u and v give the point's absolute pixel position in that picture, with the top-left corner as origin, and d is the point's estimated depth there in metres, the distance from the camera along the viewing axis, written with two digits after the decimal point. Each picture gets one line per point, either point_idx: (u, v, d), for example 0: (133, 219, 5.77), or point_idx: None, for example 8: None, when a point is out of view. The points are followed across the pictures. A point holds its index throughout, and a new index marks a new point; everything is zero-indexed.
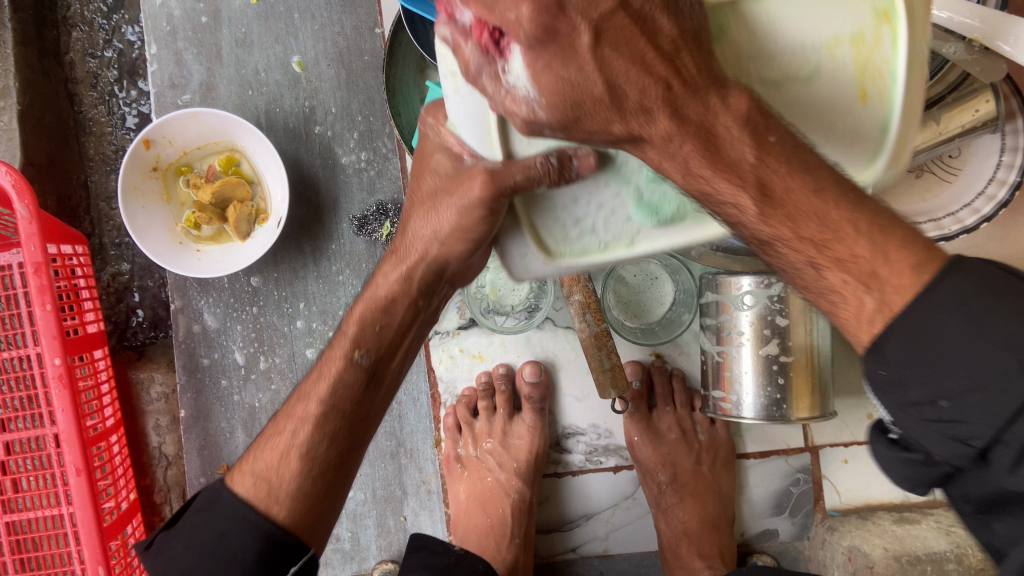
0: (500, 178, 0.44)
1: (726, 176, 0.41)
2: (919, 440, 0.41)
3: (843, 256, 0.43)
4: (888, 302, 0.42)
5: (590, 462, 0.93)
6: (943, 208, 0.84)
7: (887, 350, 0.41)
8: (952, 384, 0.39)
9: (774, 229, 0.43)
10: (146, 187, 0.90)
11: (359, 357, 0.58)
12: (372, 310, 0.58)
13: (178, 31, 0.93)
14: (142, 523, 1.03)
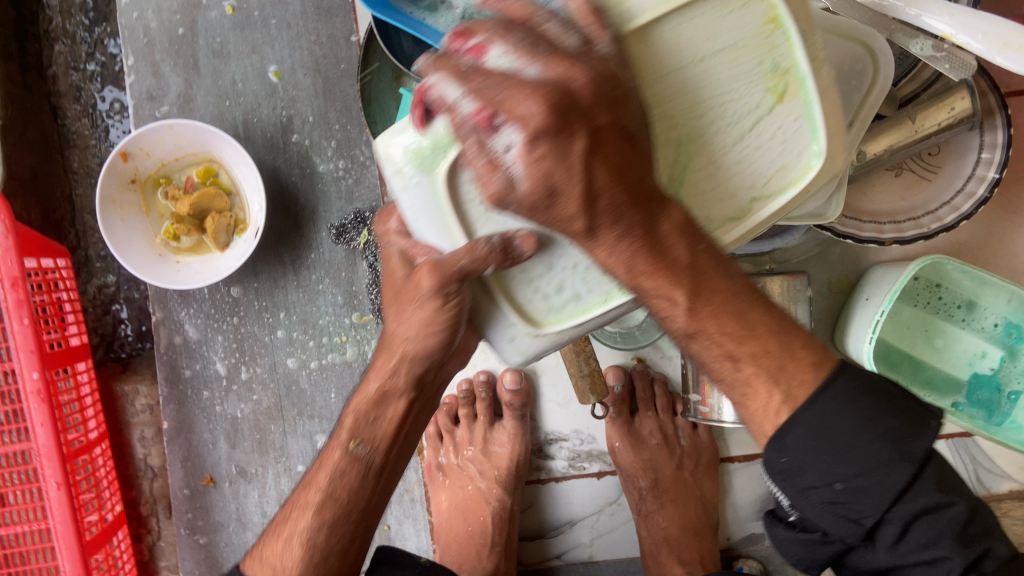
0: (445, 269, 0.46)
1: (663, 274, 0.44)
2: (818, 521, 0.47)
3: (758, 352, 0.47)
4: (794, 393, 0.46)
5: (573, 468, 0.93)
6: (925, 206, 0.83)
7: (787, 439, 0.46)
8: (845, 470, 0.45)
9: (699, 321, 0.46)
10: (124, 199, 0.90)
11: (355, 448, 0.63)
12: (364, 405, 0.62)
13: (155, 43, 0.93)
14: (129, 535, 1.03)
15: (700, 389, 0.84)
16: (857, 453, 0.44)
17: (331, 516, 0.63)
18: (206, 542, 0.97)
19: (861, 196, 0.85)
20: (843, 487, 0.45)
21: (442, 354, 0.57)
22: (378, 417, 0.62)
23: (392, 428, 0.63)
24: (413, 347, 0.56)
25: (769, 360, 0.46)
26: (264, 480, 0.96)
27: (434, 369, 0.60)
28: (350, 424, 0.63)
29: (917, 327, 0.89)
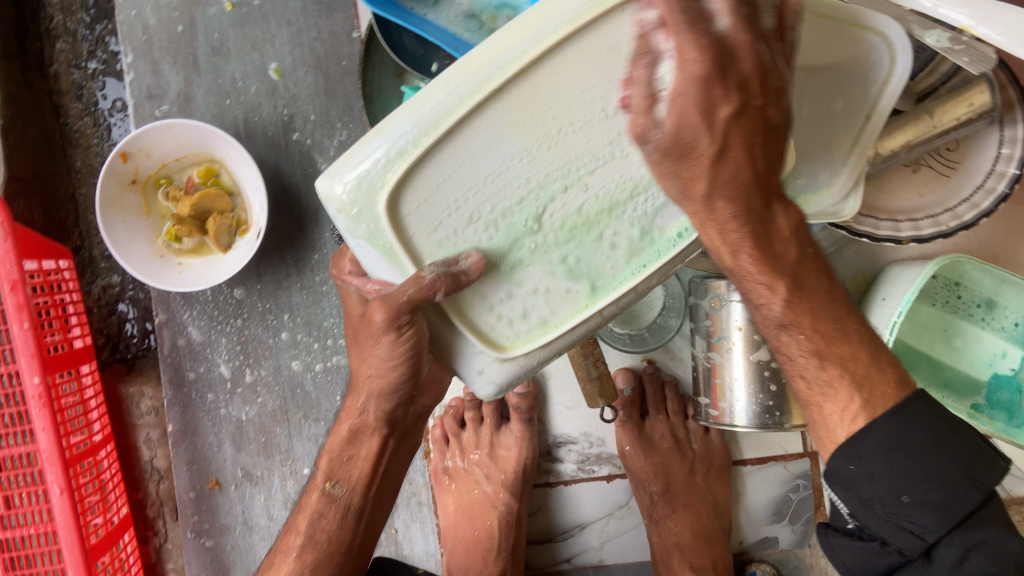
0: (393, 301, 0.51)
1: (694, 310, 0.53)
2: (875, 530, 0.51)
3: (848, 356, 0.53)
4: (874, 400, 0.52)
5: (582, 471, 0.92)
6: (942, 203, 0.80)
7: (862, 447, 0.51)
8: (917, 484, 0.49)
9: (802, 314, 0.53)
10: (124, 200, 0.88)
11: (331, 487, 0.66)
12: (339, 443, 0.65)
13: (154, 41, 0.91)
14: (135, 537, 1.03)
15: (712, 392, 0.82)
16: (919, 476, 0.49)
17: (313, 556, 0.65)
18: (212, 545, 0.96)
19: (876, 193, 0.84)
20: (910, 500, 0.49)
21: (407, 391, 0.61)
22: (351, 458, 0.65)
23: (368, 464, 0.66)
24: (377, 384, 0.60)
25: (854, 367, 0.53)
26: (270, 483, 0.95)
27: (403, 406, 0.64)
28: (326, 466, 0.66)
29: (935, 326, 0.88)
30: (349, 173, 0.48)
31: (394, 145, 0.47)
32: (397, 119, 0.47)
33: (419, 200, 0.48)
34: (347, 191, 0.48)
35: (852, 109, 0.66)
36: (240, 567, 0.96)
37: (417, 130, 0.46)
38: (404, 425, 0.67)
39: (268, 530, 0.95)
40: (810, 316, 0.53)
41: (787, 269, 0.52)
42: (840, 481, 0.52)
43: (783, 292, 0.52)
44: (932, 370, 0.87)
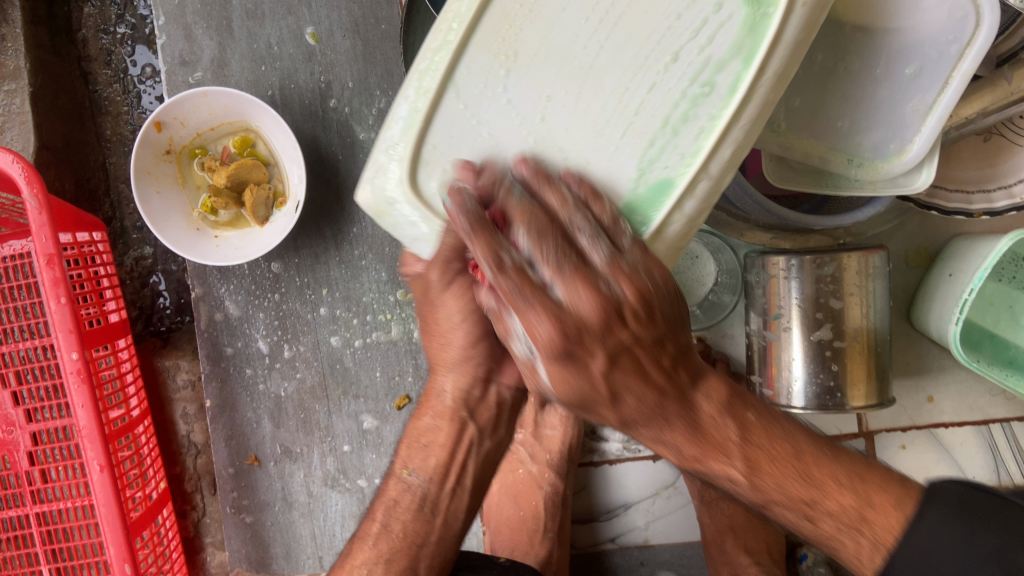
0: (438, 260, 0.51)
1: (716, 455, 0.53)
2: None
3: (833, 508, 0.52)
4: (880, 542, 0.50)
5: (628, 450, 0.89)
6: (1015, 174, 0.76)
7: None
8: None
9: (764, 487, 0.53)
10: (160, 171, 0.85)
11: (406, 474, 0.66)
12: (418, 434, 0.65)
13: (187, 4, 0.88)
14: (174, 511, 1.02)
15: (767, 370, 0.79)
16: (973, 560, 0.46)
17: (388, 545, 0.64)
18: (251, 521, 0.95)
19: (944, 162, 0.79)
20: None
21: (484, 363, 0.60)
22: (429, 443, 0.64)
23: (445, 451, 0.64)
24: (454, 352, 0.60)
25: (850, 513, 0.51)
26: (310, 460, 0.93)
27: (481, 387, 0.62)
28: (404, 454, 0.66)
29: (1001, 302, 0.84)
30: (384, 175, 0.50)
31: (403, 122, 0.49)
32: (398, 110, 0.49)
33: (443, 162, 0.48)
34: (378, 186, 0.50)
35: (939, 66, 0.60)
36: (281, 543, 0.95)
37: (415, 95, 0.48)
38: (486, 412, 0.64)
39: (308, 507, 0.94)
40: (775, 479, 0.53)
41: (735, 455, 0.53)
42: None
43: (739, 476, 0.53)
44: (996, 348, 0.84)
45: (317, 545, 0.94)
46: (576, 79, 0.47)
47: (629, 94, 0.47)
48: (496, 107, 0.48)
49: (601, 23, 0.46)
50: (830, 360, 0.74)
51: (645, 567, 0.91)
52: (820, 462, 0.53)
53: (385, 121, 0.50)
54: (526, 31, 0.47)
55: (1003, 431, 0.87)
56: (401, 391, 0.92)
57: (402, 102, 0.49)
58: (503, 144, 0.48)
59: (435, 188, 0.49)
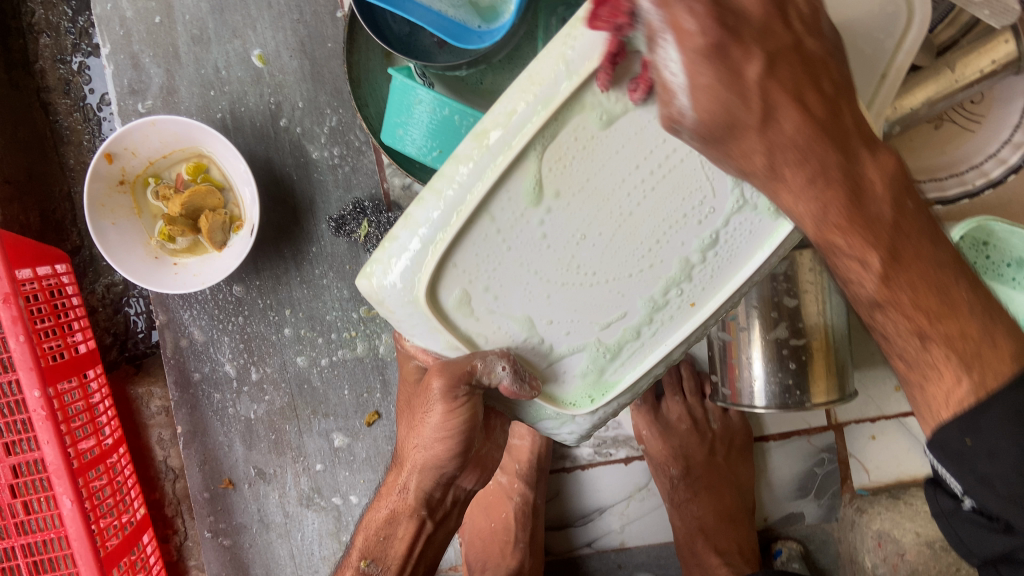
0: (451, 371, 0.56)
1: (860, 234, 0.45)
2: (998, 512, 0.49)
3: (953, 333, 0.48)
4: (985, 384, 0.48)
5: (600, 454, 0.89)
6: (966, 161, 0.77)
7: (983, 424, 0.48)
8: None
9: (895, 290, 0.47)
10: (114, 202, 0.85)
11: (365, 564, 0.69)
12: (376, 523, 0.68)
13: (132, 33, 0.88)
14: (155, 537, 1.02)
15: (728, 372, 0.79)
16: None
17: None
18: (230, 544, 0.96)
19: (896, 152, 0.78)
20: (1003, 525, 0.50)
21: (450, 468, 0.63)
22: (387, 536, 0.67)
23: (404, 543, 0.67)
24: (422, 457, 0.62)
25: (962, 346, 0.48)
26: (284, 480, 0.94)
27: (442, 484, 0.65)
28: (362, 545, 0.69)
29: None
30: (390, 277, 0.53)
31: (424, 235, 0.51)
32: (427, 214, 0.51)
33: (461, 280, 0.53)
34: (387, 289, 0.54)
35: (870, 64, 0.59)
36: (260, 564, 0.95)
37: (446, 210, 0.51)
38: (443, 509, 0.68)
39: (285, 527, 0.94)
40: (908, 292, 0.47)
41: (882, 239, 0.45)
42: (952, 454, 0.50)
43: (874, 268, 0.46)
44: None
45: (296, 565, 0.95)
46: (612, 223, 0.53)
47: (657, 247, 0.54)
48: (528, 238, 0.52)
49: (643, 180, 0.51)
50: (788, 359, 0.74)
51: (622, 569, 0.91)
52: (956, 276, 0.48)
53: (405, 224, 0.52)
54: (573, 167, 0.50)
55: None
56: (370, 408, 0.92)
57: (427, 207, 0.51)
58: (530, 265, 0.54)
59: (452, 303, 0.54)
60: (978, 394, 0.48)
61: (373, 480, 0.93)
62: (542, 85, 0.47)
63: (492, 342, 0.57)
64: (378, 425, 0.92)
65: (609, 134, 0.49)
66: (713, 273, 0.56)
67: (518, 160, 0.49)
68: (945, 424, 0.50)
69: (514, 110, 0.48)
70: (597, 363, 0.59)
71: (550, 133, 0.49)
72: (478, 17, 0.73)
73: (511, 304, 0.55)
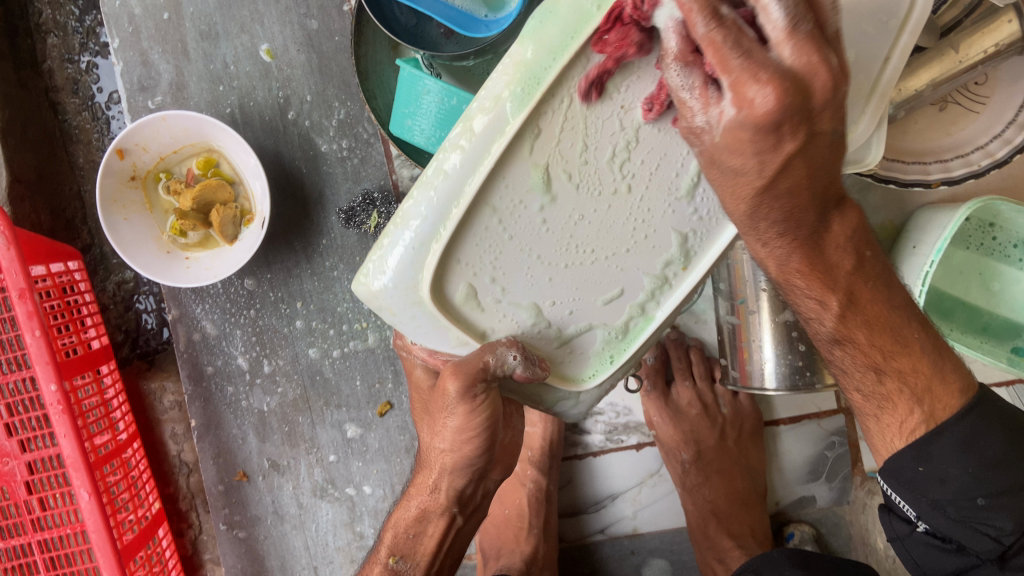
0: (468, 372, 0.55)
1: (819, 277, 0.53)
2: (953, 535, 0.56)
3: (905, 370, 0.57)
4: (934, 416, 0.56)
5: (611, 441, 0.90)
6: (971, 142, 0.77)
7: (933, 450, 0.55)
8: (991, 488, 0.54)
9: (850, 327, 0.56)
10: (126, 198, 0.86)
11: (395, 563, 0.68)
12: (406, 521, 0.68)
13: (141, 30, 0.88)
14: (170, 531, 1.03)
15: (738, 355, 0.79)
16: (1002, 471, 0.53)
17: None
18: (245, 536, 0.96)
19: (901, 133, 0.79)
20: (986, 503, 0.54)
21: (480, 464, 0.64)
22: (417, 534, 0.68)
23: (436, 539, 0.68)
24: (451, 459, 0.63)
25: (915, 380, 0.56)
26: (298, 472, 0.94)
27: (472, 483, 0.66)
28: (391, 542, 0.69)
29: (970, 270, 0.83)
30: (392, 279, 0.51)
31: (421, 233, 0.49)
32: (422, 209, 0.48)
33: (466, 273, 0.52)
34: (385, 292, 0.52)
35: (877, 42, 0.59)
36: (276, 556, 0.96)
37: (443, 204, 0.48)
38: (474, 503, 0.68)
39: (299, 519, 0.95)
40: (863, 330, 0.56)
41: (839, 284, 0.54)
42: (905, 481, 0.57)
43: (834, 307, 0.55)
44: (970, 315, 0.83)
45: (311, 555, 0.96)
46: (605, 200, 0.51)
47: (652, 217, 0.52)
48: (528, 222, 0.51)
49: (630, 152, 0.49)
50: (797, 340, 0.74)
51: (636, 555, 0.91)
52: (909, 319, 0.57)
53: (399, 224, 0.49)
54: (566, 146, 0.48)
55: None
56: (382, 398, 0.93)
57: (420, 203, 0.49)
58: (528, 246, 0.52)
59: (456, 295, 0.53)
60: (928, 424, 0.56)
61: (386, 471, 0.93)
62: (527, 68, 0.45)
63: (498, 331, 0.56)
64: (390, 415, 0.93)
65: (601, 109, 0.47)
66: (704, 238, 0.55)
67: (513, 145, 0.47)
68: (899, 451, 0.57)
69: (499, 96, 0.46)
70: (610, 341, 0.59)
71: (544, 110, 0.46)
72: (485, 5, 0.73)
73: (516, 293, 0.54)
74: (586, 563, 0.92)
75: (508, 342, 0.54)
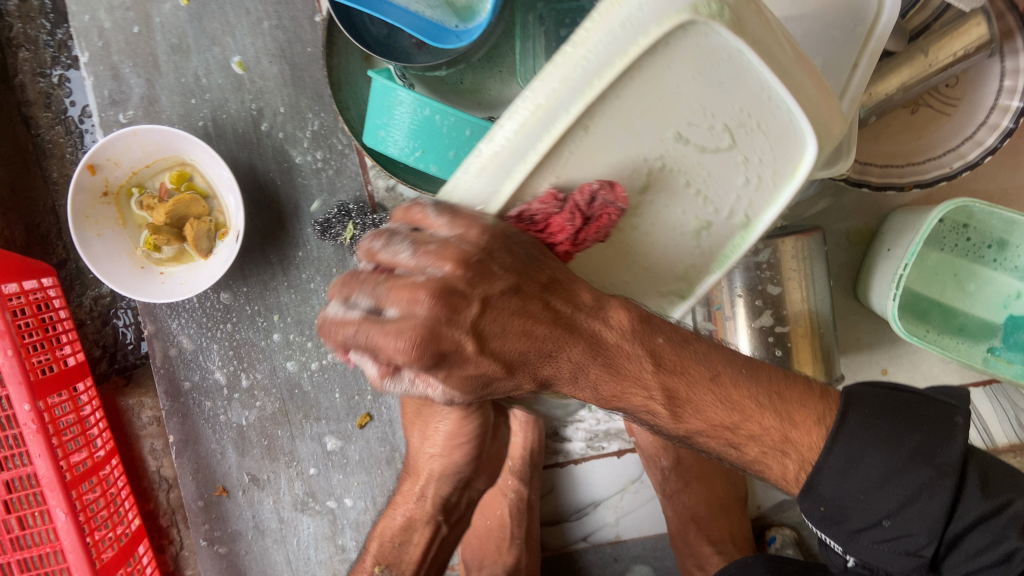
0: (465, 387, 0.56)
1: (633, 391, 0.52)
2: (877, 559, 0.51)
3: (754, 431, 0.52)
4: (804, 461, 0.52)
5: (592, 448, 0.90)
6: (944, 144, 0.77)
7: (821, 490, 0.51)
8: (889, 508, 0.49)
9: (677, 393, 0.52)
10: (99, 213, 0.85)
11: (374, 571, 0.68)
12: (391, 531, 0.68)
13: (111, 44, 0.87)
14: (150, 547, 1.02)
15: None
16: (898, 478, 0.49)
17: None
18: (225, 551, 0.95)
19: (873, 137, 0.79)
20: (890, 520, 0.49)
21: (466, 471, 0.64)
22: (404, 542, 0.68)
23: (420, 549, 0.68)
24: (440, 464, 0.63)
25: (771, 437, 0.52)
26: (277, 486, 0.94)
27: (459, 490, 0.66)
28: (377, 551, 0.69)
29: (945, 271, 0.84)
30: None
31: (427, 234, 0.47)
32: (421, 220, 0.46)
33: None
34: None
35: (843, 48, 0.59)
36: (257, 570, 0.95)
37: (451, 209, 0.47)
38: (458, 513, 0.69)
39: (280, 533, 0.94)
40: (682, 374, 0.52)
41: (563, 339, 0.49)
42: (819, 519, 0.52)
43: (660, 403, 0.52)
44: (945, 317, 0.84)
45: (292, 569, 0.95)
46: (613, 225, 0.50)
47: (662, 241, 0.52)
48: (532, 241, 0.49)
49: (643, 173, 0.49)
50: (774, 346, 0.74)
51: (619, 562, 0.91)
52: (735, 379, 0.52)
53: (399, 222, 0.48)
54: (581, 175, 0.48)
55: None
56: (361, 410, 0.92)
57: (426, 209, 0.47)
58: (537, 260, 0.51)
59: None
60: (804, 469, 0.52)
61: (366, 483, 0.93)
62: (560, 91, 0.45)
63: None
64: (369, 427, 0.92)
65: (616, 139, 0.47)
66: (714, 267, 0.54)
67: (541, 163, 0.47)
68: (804, 497, 0.52)
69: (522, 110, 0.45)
70: None
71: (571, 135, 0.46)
72: (456, 15, 0.73)
73: None
74: (570, 571, 0.92)
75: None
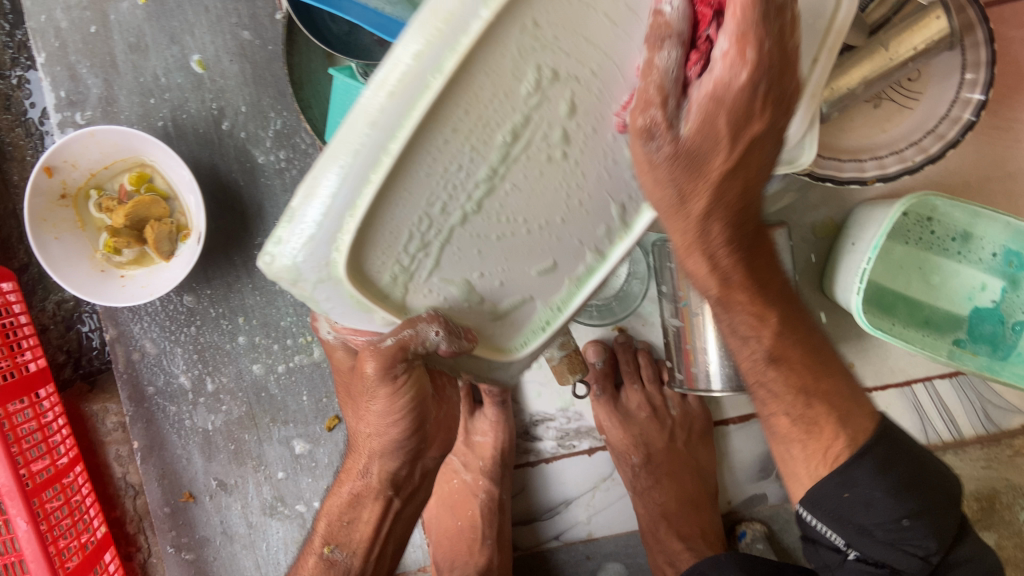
0: (387, 354, 0.52)
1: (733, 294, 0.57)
2: (874, 553, 0.56)
3: (811, 419, 0.58)
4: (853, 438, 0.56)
5: (563, 447, 0.89)
6: (906, 138, 0.77)
7: (853, 476, 0.55)
8: (913, 507, 0.55)
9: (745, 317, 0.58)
10: (57, 216, 0.83)
11: (331, 552, 0.67)
12: (342, 507, 0.67)
13: (68, 44, 0.86)
14: (118, 555, 1.00)
15: (683, 357, 0.79)
16: (915, 492, 0.55)
17: None
18: (193, 558, 0.94)
19: (837, 132, 0.79)
20: (909, 522, 0.55)
21: (412, 445, 0.62)
22: (353, 521, 0.67)
23: (370, 526, 0.67)
24: (379, 442, 0.62)
25: (832, 401, 0.58)
26: (245, 491, 0.92)
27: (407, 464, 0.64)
28: (329, 531, 0.68)
29: (910, 264, 0.84)
30: (292, 250, 0.40)
31: (334, 205, 0.39)
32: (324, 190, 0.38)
33: (393, 254, 0.44)
34: (298, 267, 0.41)
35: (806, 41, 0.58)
36: None
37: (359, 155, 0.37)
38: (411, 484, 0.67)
39: (248, 538, 0.93)
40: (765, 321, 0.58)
41: (744, 237, 0.54)
42: (829, 512, 0.57)
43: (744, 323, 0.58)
44: (911, 310, 0.84)
45: None
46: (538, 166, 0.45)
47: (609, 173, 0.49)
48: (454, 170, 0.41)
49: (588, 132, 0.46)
50: None
51: (591, 561, 0.90)
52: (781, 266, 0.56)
53: (308, 196, 0.39)
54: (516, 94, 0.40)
55: (927, 391, 0.87)
56: (330, 412, 0.91)
57: (333, 171, 0.38)
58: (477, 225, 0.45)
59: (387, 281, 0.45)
60: (853, 446, 0.56)
61: (335, 486, 0.92)
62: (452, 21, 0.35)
63: (423, 302, 0.49)
64: (338, 429, 0.91)
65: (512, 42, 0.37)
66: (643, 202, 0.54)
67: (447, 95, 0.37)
68: (825, 482, 0.56)
69: (420, 51, 0.36)
70: (545, 311, 0.57)
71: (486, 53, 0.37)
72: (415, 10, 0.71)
73: (446, 268, 0.47)
74: (542, 571, 0.91)
75: (431, 316, 0.48)
